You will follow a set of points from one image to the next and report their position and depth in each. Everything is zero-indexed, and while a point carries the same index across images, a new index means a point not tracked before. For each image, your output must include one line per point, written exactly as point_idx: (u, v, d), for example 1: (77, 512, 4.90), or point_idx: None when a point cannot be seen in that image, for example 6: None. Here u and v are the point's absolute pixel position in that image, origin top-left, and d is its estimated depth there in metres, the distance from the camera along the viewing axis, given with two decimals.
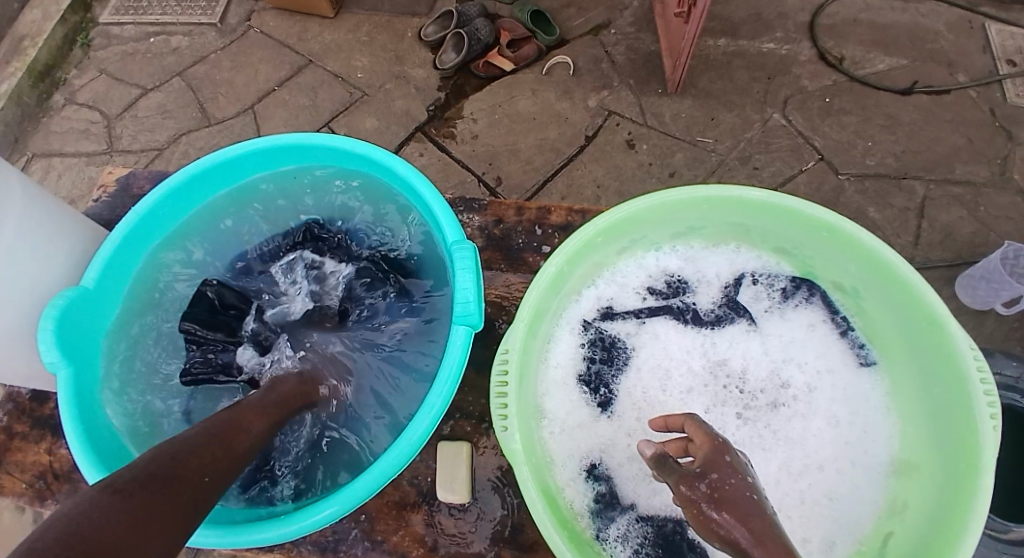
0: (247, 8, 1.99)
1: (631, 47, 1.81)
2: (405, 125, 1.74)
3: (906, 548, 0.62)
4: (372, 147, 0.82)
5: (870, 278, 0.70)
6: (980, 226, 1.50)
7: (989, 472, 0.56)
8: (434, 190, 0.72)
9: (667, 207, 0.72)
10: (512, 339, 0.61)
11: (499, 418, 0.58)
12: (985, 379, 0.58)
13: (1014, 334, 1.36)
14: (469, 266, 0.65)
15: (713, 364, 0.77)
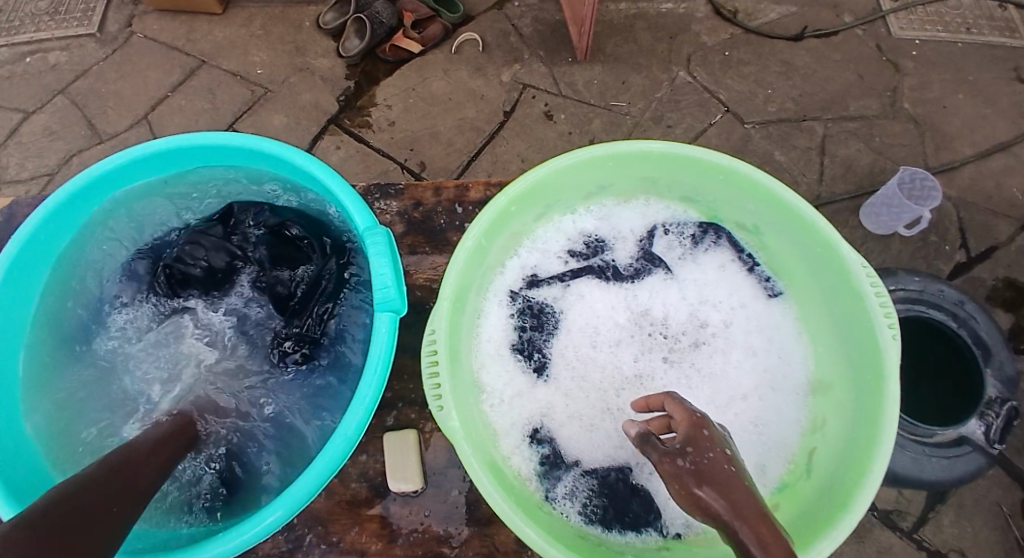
0: (126, 13, 1.84)
1: (536, 18, 1.80)
2: (316, 119, 1.67)
3: (831, 459, 0.65)
4: (265, 141, 0.78)
5: (766, 213, 0.73)
6: (877, 156, 1.61)
7: (895, 377, 0.60)
8: (339, 178, 0.70)
9: (574, 170, 0.73)
10: (438, 319, 0.61)
11: (433, 398, 0.58)
12: (880, 293, 0.63)
13: (918, 253, 1.49)
14: (385, 249, 0.63)
15: (637, 316, 0.80)
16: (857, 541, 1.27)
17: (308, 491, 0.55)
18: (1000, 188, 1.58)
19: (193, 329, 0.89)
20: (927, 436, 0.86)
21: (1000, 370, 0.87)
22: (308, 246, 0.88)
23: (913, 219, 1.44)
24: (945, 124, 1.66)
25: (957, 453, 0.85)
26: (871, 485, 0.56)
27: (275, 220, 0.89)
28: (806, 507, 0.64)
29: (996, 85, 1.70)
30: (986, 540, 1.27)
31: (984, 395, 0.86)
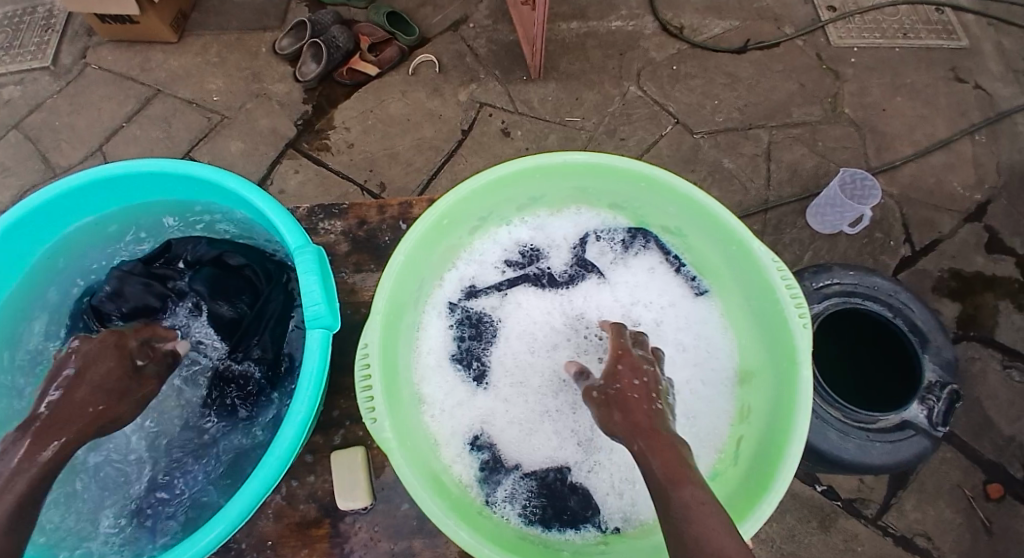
0: (81, 46, 1.83)
1: (491, 38, 1.85)
2: (274, 144, 1.68)
3: (754, 445, 0.68)
4: (199, 165, 0.78)
5: (686, 217, 0.77)
6: (821, 159, 1.68)
7: (806, 363, 0.63)
8: (270, 197, 0.71)
9: (502, 184, 0.75)
10: (370, 334, 0.62)
11: (367, 411, 0.59)
12: (790, 287, 0.66)
13: (864, 249, 1.55)
14: (314, 267, 0.64)
15: (572, 320, 0.85)
16: (822, 530, 1.28)
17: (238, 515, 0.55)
18: (940, 183, 1.66)
19: None
20: (871, 422, 0.87)
21: (937, 355, 0.90)
22: (250, 272, 0.91)
23: (855, 218, 1.51)
24: (884, 126, 1.74)
25: (900, 437, 0.87)
26: (789, 469, 0.59)
27: (214, 252, 0.92)
28: (731, 492, 0.67)
29: (933, 86, 1.80)
30: (949, 523, 1.30)
31: (924, 380, 0.88)
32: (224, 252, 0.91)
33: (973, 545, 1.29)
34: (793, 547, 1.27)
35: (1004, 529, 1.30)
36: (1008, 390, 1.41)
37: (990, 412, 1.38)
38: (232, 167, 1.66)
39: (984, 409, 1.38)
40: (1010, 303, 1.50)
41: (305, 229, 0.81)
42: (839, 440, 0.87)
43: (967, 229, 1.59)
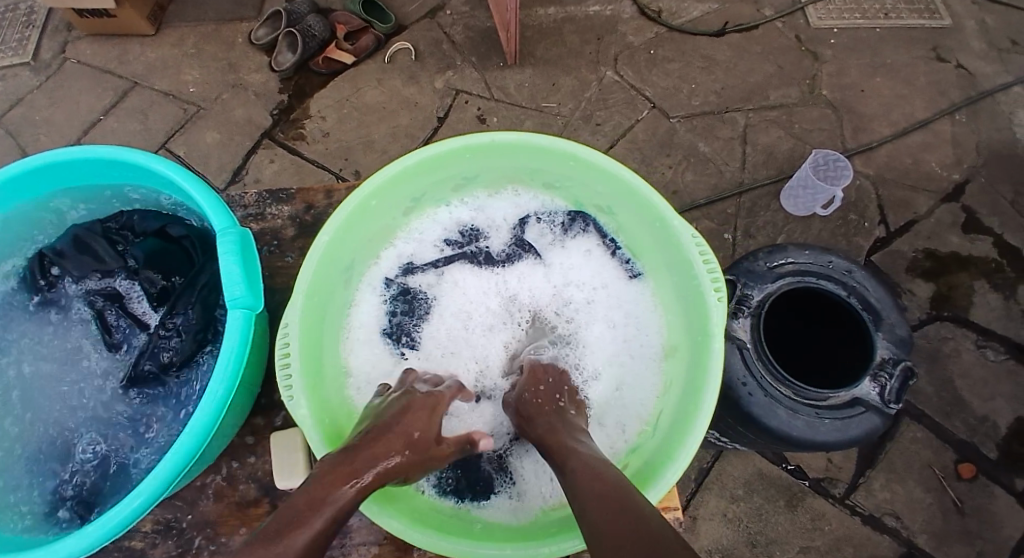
0: (59, 39, 1.83)
1: (468, 25, 1.84)
2: (250, 134, 1.69)
3: (670, 410, 0.74)
4: (129, 151, 0.78)
5: (612, 196, 0.85)
6: (797, 142, 1.67)
7: (718, 336, 0.69)
8: (197, 180, 0.73)
9: (438, 163, 0.82)
10: (292, 313, 0.69)
11: (285, 390, 0.66)
12: (708, 261, 0.72)
13: (838, 231, 1.55)
14: (235, 250, 0.67)
15: (506, 301, 0.94)
16: (790, 510, 1.30)
17: (152, 490, 0.58)
18: (917, 163, 1.65)
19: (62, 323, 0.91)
20: (821, 399, 0.89)
21: (891, 332, 0.91)
22: (189, 244, 0.89)
23: (828, 199, 1.53)
24: (862, 107, 1.73)
25: (850, 413, 0.88)
26: (695, 436, 0.65)
27: (158, 224, 0.90)
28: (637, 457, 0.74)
29: (913, 65, 1.79)
30: (919, 502, 1.31)
31: (876, 358, 0.89)
32: (165, 224, 0.89)
33: (944, 522, 1.30)
34: (759, 525, 1.29)
35: (974, 507, 1.31)
36: (982, 369, 1.41)
37: (961, 390, 1.39)
38: (208, 158, 1.67)
39: (955, 388, 1.39)
40: (986, 282, 1.50)
41: (253, 216, 0.86)
42: (789, 416, 0.88)
43: (944, 209, 1.59)
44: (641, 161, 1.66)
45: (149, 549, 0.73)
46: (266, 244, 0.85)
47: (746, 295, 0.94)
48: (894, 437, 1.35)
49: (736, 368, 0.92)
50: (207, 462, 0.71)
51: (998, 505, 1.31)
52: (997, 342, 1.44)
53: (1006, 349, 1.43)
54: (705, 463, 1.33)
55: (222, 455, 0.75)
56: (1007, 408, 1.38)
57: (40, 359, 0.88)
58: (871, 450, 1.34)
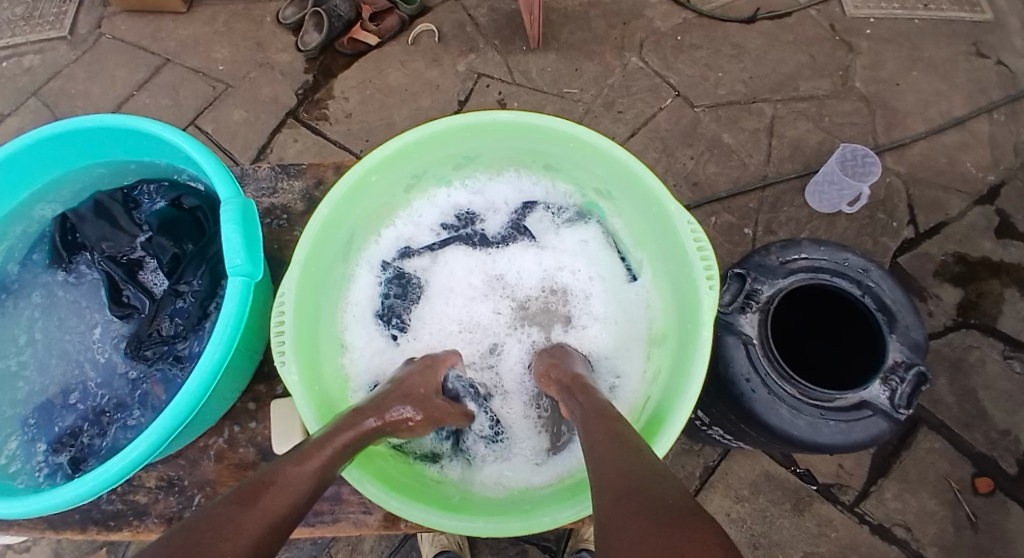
0: (95, 15, 1.89)
1: (492, 8, 1.83)
2: (275, 112, 1.71)
3: (657, 398, 0.74)
4: (149, 122, 0.81)
5: (610, 179, 0.86)
6: (826, 135, 1.62)
7: (707, 324, 0.69)
8: (208, 152, 0.76)
9: (439, 140, 0.84)
10: (288, 284, 0.72)
11: (278, 354, 0.68)
12: (702, 247, 0.73)
13: (864, 230, 1.50)
14: (237, 217, 0.70)
15: (500, 284, 0.95)
16: (796, 514, 1.29)
17: (149, 444, 0.62)
18: (952, 162, 1.58)
19: (78, 281, 0.95)
20: (826, 400, 0.87)
21: (905, 336, 0.88)
22: (201, 216, 0.93)
23: (855, 196, 1.48)
24: (897, 101, 1.67)
25: (856, 415, 0.86)
26: (677, 423, 0.65)
27: (171, 195, 0.94)
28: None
29: (955, 60, 1.71)
30: (931, 513, 1.28)
31: (888, 361, 0.87)
32: (180, 194, 0.93)
33: (954, 534, 1.27)
34: (764, 527, 1.28)
35: (987, 522, 1.27)
36: (1007, 381, 1.36)
37: (982, 399, 1.34)
38: (233, 135, 1.70)
39: (977, 398, 1.34)
40: (1017, 290, 1.44)
41: (266, 191, 0.91)
42: (791, 415, 0.87)
43: (977, 211, 1.53)
44: (662, 151, 1.63)
45: (152, 504, 0.76)
46: (277, 218, 0.90)
47: (756, 289, 0.92)
48: (909, 444, 1.31)
49: (741, 363, 0.90)
50: (205, 425, 0.75)
51: (1012, 520, 1.27)
52: None
53: None
54: (710, 462, 1.31)
55: (224, 419, 0.79)
56: None
57: (59, 312, 0.93)
58: (885, 457, 1.30)
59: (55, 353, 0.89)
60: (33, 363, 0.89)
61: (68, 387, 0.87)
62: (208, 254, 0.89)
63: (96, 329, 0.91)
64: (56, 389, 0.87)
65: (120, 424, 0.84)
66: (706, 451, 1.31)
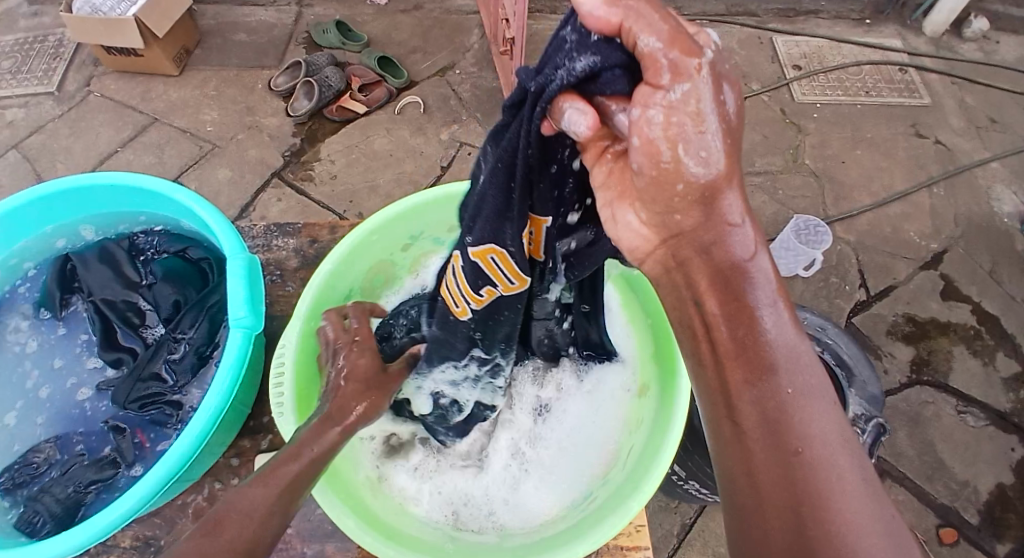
0: (87, 74, 1.95)
1: (475, 84, 1.96)
2: (260, 172, 1.77)
3: (636, 445, 0.78)
4: (156, 180, 0.86)
5: None
6: (780, 206, 1.75)
7: (683, 374, 0.77)
8: (216, 211, 0.80)
9: (432, 205, 0.92)
10: (288, 338, 0.77)
11: (276, 406, 0.73)
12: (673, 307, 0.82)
13: (820, 292, 1.60)
14: (243, 273, 0.73)
15: None
16: None
17: (144, 495, 0.63)
18: (897, 232, 1.73)
19: (77, 326, 0.98)
20: None
21: (862, 389, 0.94)
22: (207, 266, 0.97)
23: (808, 262, 1.59)
24: (844, 177, 1.83)
25: None
26: (658, 471, 0.69)
27: (177, 246, 0.98)
28: (602, 495, 0.75)
29: (894, 140, 1.90)
30: None
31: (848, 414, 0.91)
32: (186, 246, 0.97)
33: None
34: None
35: None
36: (964, 434, 1.44)
37: (943, 454, 1.40)
38: (217, 193, 1.73)
39: (937, 453, 1.41)
40: (966, 349, 1.55)
41: (261, 247, 0.94)
42: None
43: (923, 276, 1.65)
44: None
45: None
46: (271, 273, 0.93)
47: None
48: None
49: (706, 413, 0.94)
50: (188, 481, 0.74)
51: None
52: (978, 407, 1.47)
53: (986, 415, 1.46)
54: (687, 519, 1.24)
55: (206, 475, 0.79)
56: (988, 474, 1.39)
57: (56, 358, 0.95)
58: None
59: (51, 402, 0.92)
60: (28, 411, 0.91)
61: (54, 434, 0.89)
62: (209, 303, 0.93)
63: (93, 376, 0.94)
64: (43, 437, 0.88)
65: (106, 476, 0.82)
66: (681, 508, 1.25)
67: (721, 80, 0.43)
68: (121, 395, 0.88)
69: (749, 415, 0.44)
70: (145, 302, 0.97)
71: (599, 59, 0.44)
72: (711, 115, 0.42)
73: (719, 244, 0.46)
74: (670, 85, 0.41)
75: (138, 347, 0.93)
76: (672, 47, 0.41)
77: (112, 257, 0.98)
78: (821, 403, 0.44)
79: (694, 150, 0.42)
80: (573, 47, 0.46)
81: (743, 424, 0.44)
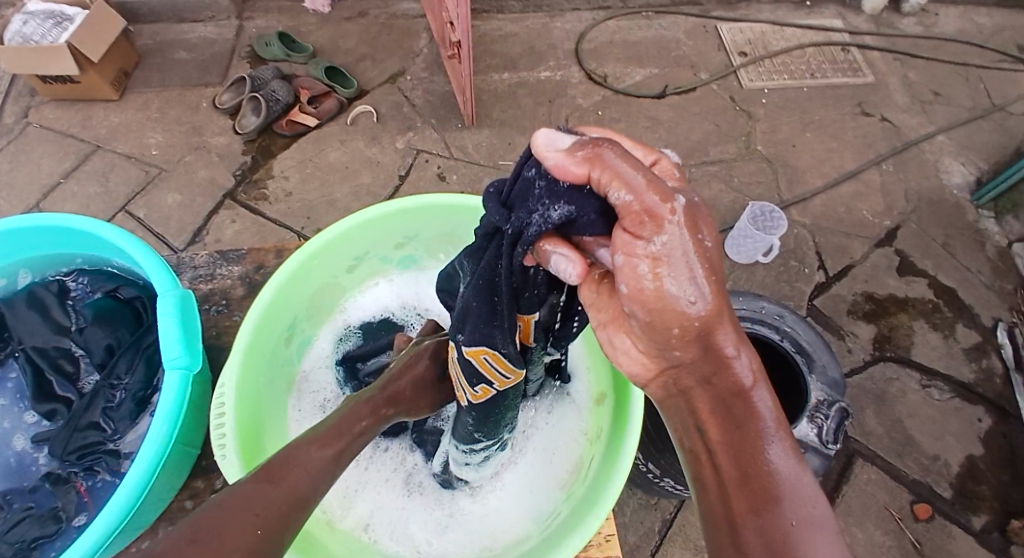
0: (20, 104, 1.86)
1: (427, 89, 1.94)
2: (211, 194, 1.71)
3: (596, 457, 0.79)
4: (78, 220, 0.83)
5: None
6: (737, 194, 1.77)
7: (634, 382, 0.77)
8: (145, 246, 0.78)
9: (373, 222, 0.92)
10: (228, 375, 0.75)
11: (218, 448, 0.70)
12: None
13: (781, 276, 1.63)
14: (175, 310, 0.71)
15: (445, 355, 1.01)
16: None
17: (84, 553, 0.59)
18: (851, 211, 1.77)
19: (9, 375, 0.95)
20: None
21: (823, 374, 0.95)
22: (140, 305, 0.96)
23: (767, 248, 1.62)
24: (797, 160, 1.86)
25: None
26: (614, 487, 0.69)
27: (108, 285, 0.96)
28: (565, 512, 0.76)
29: (842, 121, 1.95)
30: (879, 544, 1.32)
31: (811, 401, 0.92)
32: (117, 285, 0.95)
33: None
34: None
35: (935, 548, 1.32)
36: (929, 407, 1.48)
37: (910, 428, 1.44)
38: (168, 219, 1.67)
39: (905, 428, 1.45)
40: (924, 322, 1.59)
41: (204, 277, 0.91)
42: None
43: (879, 253, 1.69)
44: None
45: None
46: (216, 303, 0.90)
47: None
48: (848, 477, 1.38)
49: None
50: (138, 529, 0.72)
51: (956, 544, 1.33)
52: (941, 380, 1.52)
53: (951, 388, 1.51)
54: (667, 514, 1.25)
55: (160, 523, 0.76)
56: (957, 447, 1.43)
57: None
58: (829, 492, 1.36)
59: None
60: None
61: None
62: (144, 344, 0.92)
63: (29, 428, 0.91)
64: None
65: (44, 535, 0.80)
66: (661, 503, 1.26)
67: (697, 222, 0.46)
68: (58, 447, 0.85)
69: (753, 543, 0.46)
70: (77, 347, 0.94)
71: (574, 208, 0.49)
72: (694, 257, 0.46)
73: (718, 374, 0.50)
74: (650, 237, 0.45)
75: (73, 396, 0.91)
76: (646, 194, 0.44)
77: (41, 303, 0.95)
78: (825, 532, 0.46)
79: (682, 287, 0.46)
80: (542, 193, 0.51)
81: (744, 540, 0.47)
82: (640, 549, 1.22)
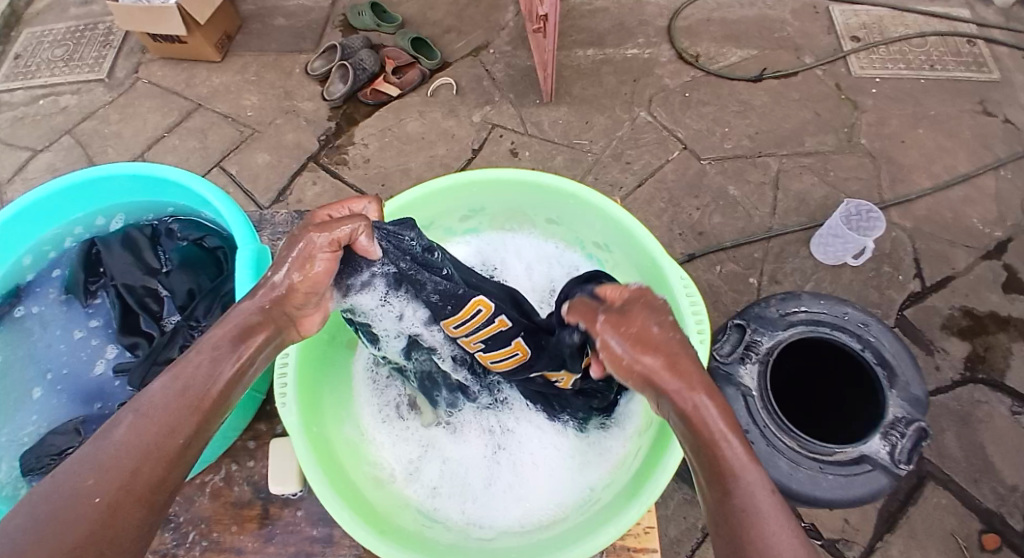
0: (134, 61, 2.02)
1: (509, 64, 1.92)
2: (296, 156, 1.79)
3: (643, 446, 0.78)
4: (171, 169, 0.90)
5: (610, 234, 0.90)
6: (830, 189, 1.65)
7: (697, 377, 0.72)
8: (228, 200, 0.82)
9: (442, 192, 0.92)
10: None
11: (279, 397, 0.75)
12: (689, 293, 0.78)
13: (870, 282, 1.50)
14: (250, 262, 0.75)
15: None
16: None
17: None
18: (958, 217, 1.60)
19: (101, 308, 1.05)
20: (825, 453, 0.85)
21: (905, 391, 0.87)
22: (222, 255, 1.03)
23: (858, 249, 1.50)
24: (902, 157, 1.69)
25: (856, 471, 0.84)
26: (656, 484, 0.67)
27: (196, 234, 1.04)
28: (606, 499, 0.76)
29: (960, 117, 1.75)
30: None
31: (887, 417, 0.85)
32: (203, 234, 1.03)
33: None
34: None
35: None
36: (1020, 435, 1.33)
37: (993, 455, 1.31)
38: (256, 177, 1.77)
39: (987, 453, 1.31)
40: None
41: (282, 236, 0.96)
42: (791, 469, 0.85)
43: (985, 265, 1.53)
44: (668, 201, 1.64)
45: None
46: None
47: (755, 341, 0.93)
48: (916, 498, 1.27)
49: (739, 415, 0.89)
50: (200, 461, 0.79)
51: None
52: None
53: None
54: None
55: (224, 457, 0.83)
56: None
57: (80, 341, 1.03)
58: (892, 512, 1.26)
59: (76, 383, 0.99)
60: (55, 390, 0.99)
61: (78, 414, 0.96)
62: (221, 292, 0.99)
63: (114, 358, 1.01)
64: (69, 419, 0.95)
65: None
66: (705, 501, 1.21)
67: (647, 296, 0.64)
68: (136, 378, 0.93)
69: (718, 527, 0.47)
70: (161, 288, 1.03)
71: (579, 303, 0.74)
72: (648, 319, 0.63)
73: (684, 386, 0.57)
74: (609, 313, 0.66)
75: (154, 333, 1.00)
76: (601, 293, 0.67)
77: (135, 245, 1.05)
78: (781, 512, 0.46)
79: None
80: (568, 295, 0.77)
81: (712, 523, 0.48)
82: (680, 544, 1.18)
